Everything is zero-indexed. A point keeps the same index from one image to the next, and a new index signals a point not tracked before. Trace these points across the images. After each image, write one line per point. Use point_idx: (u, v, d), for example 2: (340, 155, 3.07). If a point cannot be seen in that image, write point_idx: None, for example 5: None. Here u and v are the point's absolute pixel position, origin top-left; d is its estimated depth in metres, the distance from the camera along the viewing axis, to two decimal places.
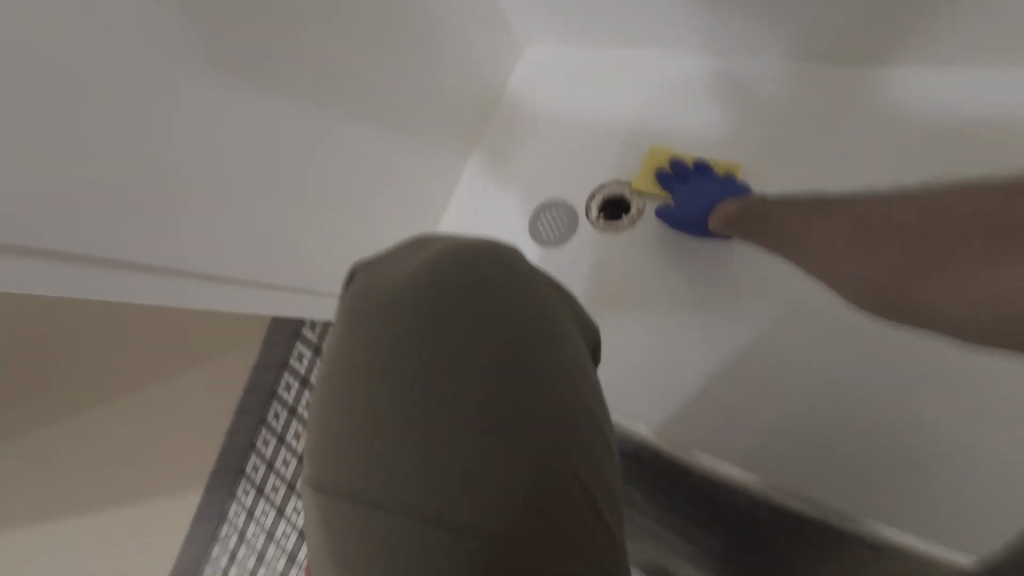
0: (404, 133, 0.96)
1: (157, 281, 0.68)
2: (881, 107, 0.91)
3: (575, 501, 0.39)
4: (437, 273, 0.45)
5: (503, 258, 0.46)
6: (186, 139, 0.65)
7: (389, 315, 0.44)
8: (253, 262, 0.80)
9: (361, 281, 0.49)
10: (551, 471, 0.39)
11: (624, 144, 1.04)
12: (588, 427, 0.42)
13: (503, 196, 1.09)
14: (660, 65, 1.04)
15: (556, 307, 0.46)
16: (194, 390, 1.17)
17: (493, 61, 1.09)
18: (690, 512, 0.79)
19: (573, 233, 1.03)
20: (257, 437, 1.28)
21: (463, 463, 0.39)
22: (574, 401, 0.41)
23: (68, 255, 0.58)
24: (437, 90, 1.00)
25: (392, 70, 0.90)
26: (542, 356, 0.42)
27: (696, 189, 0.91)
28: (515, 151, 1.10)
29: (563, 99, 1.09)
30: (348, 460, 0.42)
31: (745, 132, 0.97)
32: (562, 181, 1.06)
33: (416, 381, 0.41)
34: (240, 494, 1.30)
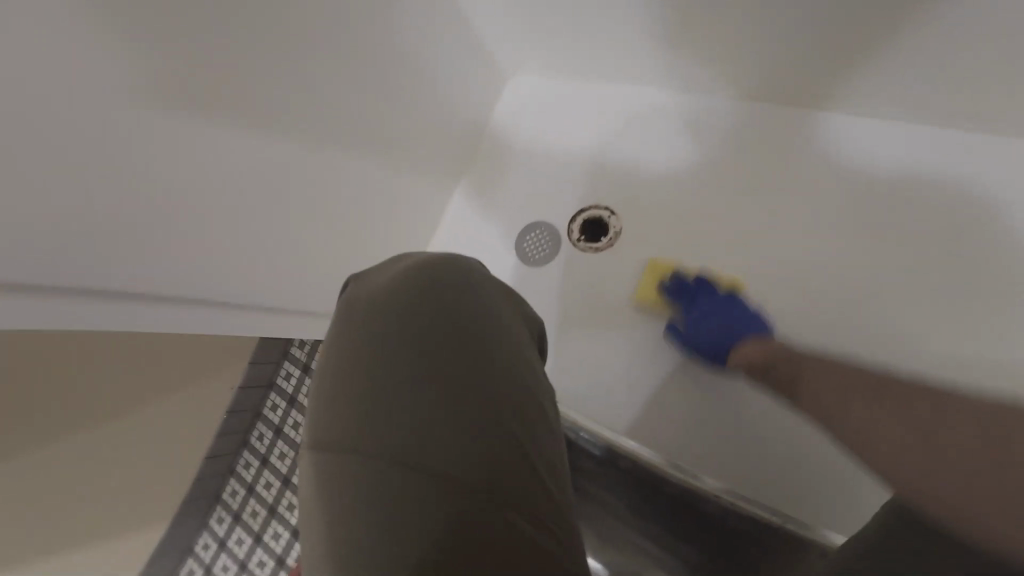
0: (399, 160, 1.04)
1: (156, 291, 0.70)
2: (822, 144, 1.03)
3: (534, 481, 0.44)
4: (415, 284, 0.50)
5: (471, 274, 0.53)
6: (191, 156, 0.68)
7: (372, 319, 0.48)
8: (255, 274, 0.84)
9: (346, 293, 0.53)
10: (512, 454, 0.44)
11: (602, 170, 1.13)
12: (542, 419, 0.48)
13: (490, 218, 1.16)
14: (633, 98, 1.15)
15: (519, 316, 0.54)
16: (186, 401, 1.18)
17: (481, 90, 1.17)
18: (659, 514, 0.86)
19: (557, 252, 1.11)
20: (237, 461, 1.28)
21: (439, 449, 0.43)
22: (536, 403, 0.48)
23: (76, 279, 0.60)
24: (431, 116, 1.07)
25: (388, 100, 0.97)
26: (510, 362, 0.48)
27: (704, 313, 0.93)
28: (502, 175, 1.18)
29: (546, 126, 1.18)
30: (332, 460, 0.43)
31: (710, 160, 1.08)
32: (546, 203, 1.14)
33: (400, 383, 0.45)
34: (213, 523, 1.26)
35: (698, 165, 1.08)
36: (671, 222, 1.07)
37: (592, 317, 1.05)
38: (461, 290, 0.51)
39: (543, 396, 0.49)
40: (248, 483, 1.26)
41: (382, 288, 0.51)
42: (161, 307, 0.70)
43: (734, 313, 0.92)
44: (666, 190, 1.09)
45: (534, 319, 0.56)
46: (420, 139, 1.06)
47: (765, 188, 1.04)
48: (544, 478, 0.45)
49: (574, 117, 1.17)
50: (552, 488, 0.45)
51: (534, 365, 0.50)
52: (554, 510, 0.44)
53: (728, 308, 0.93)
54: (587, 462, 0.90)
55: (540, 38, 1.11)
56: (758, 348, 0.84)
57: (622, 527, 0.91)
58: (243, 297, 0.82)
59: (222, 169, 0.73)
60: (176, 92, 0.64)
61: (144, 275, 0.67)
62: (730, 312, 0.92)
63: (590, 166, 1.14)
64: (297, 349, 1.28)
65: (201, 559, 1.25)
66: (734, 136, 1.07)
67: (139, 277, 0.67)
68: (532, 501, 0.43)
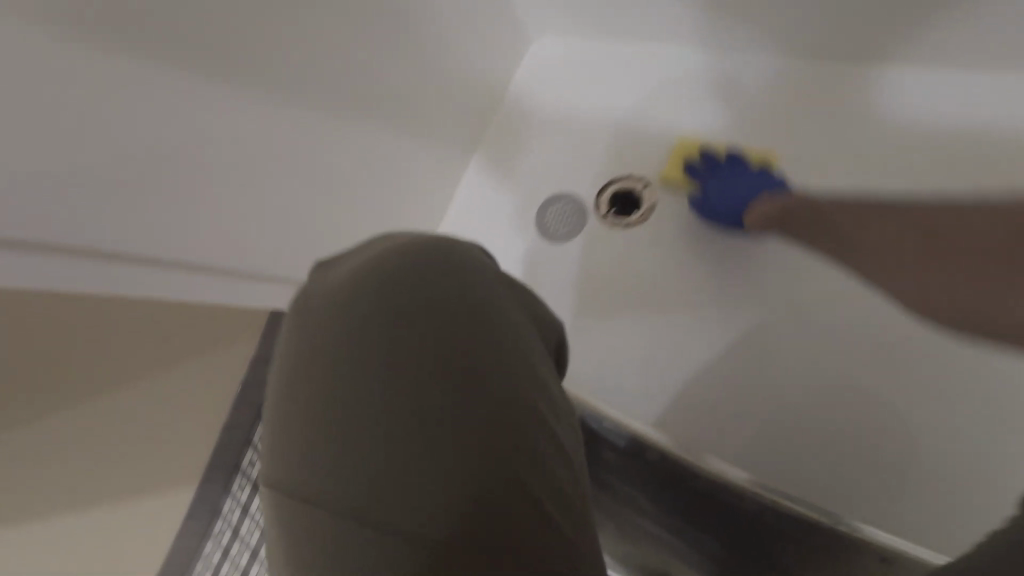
0: (418, 129, 0.95)
1: (168, 273, 0.64)
2: (888, 100, 0.95)
3: (536, 528, 0.34)
4: (381, 273, 0.39)
5: (455, 255, 0.41)
6: (201, 123, 0.62)
7: (328, 321, 0.38)
8: (264, 250, 0.76)
9: (305, 284, 0.43)
10: (507, 493, 0.35)
11: (632, 140, 1.04)
12: (550, 442, 0.37)
13: (507, 193, 1.06)
14: (668, 61, 1.05)
15: (523, 305, 0.42)
16: (196, 383, 1.06)
17: (504, 53, 1.06)
18: (680, 511, 0.78)
19: (582, 225, 1.01)
20: (253, 433, 1.14)
21: (411, 489, 0.34)
22: (538, 420, 0.37)
23: (60, 243, 0.52)
24: (453, 80, 0.98)
25: (411, 61, 0.89)
26: (503, 369, 0.37)
27: (731, 178, 0.91)
28: (523, 147, 1.07)
29: (575, 92, 1.07)
30: (286, 497, 0.36)
31: (751, 129, 0.99)
32: (573, 176, 1.04)
33: (360, 401, 0.36)
34: (234, 492, 1.15)
35: (736, 133, 0.99)
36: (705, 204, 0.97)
37: (624, 300, 0.95)
38: (438, 277, 0.39)
39: (549, 409, 0.38)
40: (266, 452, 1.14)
41: (342, 279, 0.40)
42: (159, 276, 0.62)
43: (761, 180, 0.88)
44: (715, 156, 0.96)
45: (541, 307, 0.44)
46: (441, 104, 0.97)
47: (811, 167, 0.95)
48: (551, 515, 0.35)
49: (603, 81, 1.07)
50: (562, 527, 0.35)
51: (537, 369, 0.38)
52: (566, 554, 0.34)
53: (758, 176, 0.89)
54: (608, 454, 0.82)
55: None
56: (775, 204, 0.80)
57: (649, 522, 0.82)
58: (247, 270, 0.74)
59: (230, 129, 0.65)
60: (172, 29, 0.55)
61: (141, 244, 0.60)
62: (755, 180, 0.89)
63: (618, 137, 1.04)
64: None
65: (217, 530, 1.15)
66: (772, 106, 0.99)
67: (136, 245, 0.59)
68: (533, 554, 0.34)
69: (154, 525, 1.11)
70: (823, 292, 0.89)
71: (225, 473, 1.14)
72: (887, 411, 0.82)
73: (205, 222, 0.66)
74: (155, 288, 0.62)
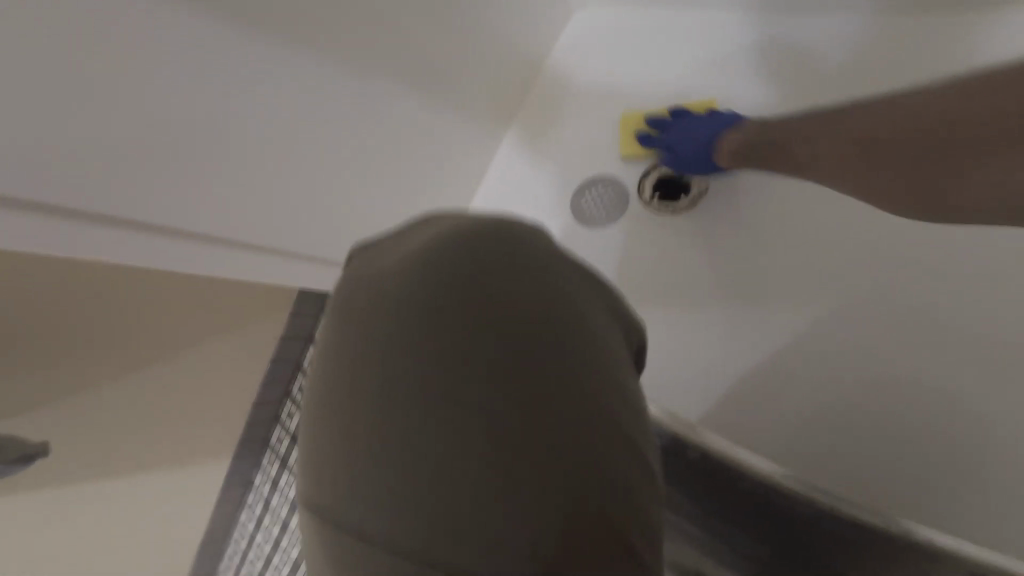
0: (456, 101, 0.91)
1: (183, 243, 0.62)
2: (967, 55, 0.85)
3: (597, 551, 0.29)
4: (420, 257, 0.36)
5: (500, 232, 0.35)
6: (223, 91, 0.58)
7: (370, 308, 0.36)
8: (290, 229, 0.75)
9: (350, 268, 0.42)
10: (560, 507, 0.29)
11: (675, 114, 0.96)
12: (612, 448, 0.31)
13: (542, 172, 1.01)
14: (720, 29, 0.96)
15: (582, 286, 0.35)
16: (221, 367, 1.03)
17: (544, 23, 1.00)
18: (716, 507, 0.73)
19: (623, 210, 0.96)
20: (282, 411, 1.14)
21: (456, 493, 0.31)
22: (596, 426, 0.31)
23: (66, 213, 0.50)
24: (490, 50, 0.92)
25: (454, 29, 0.83)
26: (554, 367, 0.31)
27: (687, 126, 0.90)
28: (562, 124, 1.02)
29: (616, 65, 1.01)
30: (331, 496, 0.35)
31: (807, 96, 0.91)
32: (612, 154, 0.99)
33: (399, 401, 0.33)
34: (264, 465, 1.17)
35: (796, 102, 0.91)
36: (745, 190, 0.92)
37: (665, 287, 0.91)
38: (479, 263, 0.34)
39: (618, 412, 0.31)
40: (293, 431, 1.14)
41: (383, 263, 0.38)
42: (175, 249, 0.61)
43: (710, 118, 0.89)
44: None
45: (605, 290, 0.36)
46: (478, 77, 0.92)
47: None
48: (619, 536, 0.29)
49: (647, 50, 1.00)
50: (633, 552, 0.29)
51: (599, 367, 0.32)
52: None
53: (704, 116, 0.90)
54: None
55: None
56: (741, 136, 0.83)
57: (682, 515, 0.77)
58: (263, 244, 0.72)
59: (251, 99, 0.61)
60: None
61: (152, 218, 0.57)
62: (705, 121, 0.89)
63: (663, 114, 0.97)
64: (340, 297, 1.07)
65: (254, 500, 1.19)
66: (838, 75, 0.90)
67: (147, 221, 0.57)
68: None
69: (184, 502, 1.12)
70: (875, 277, 0.85)
71: (253, 448, 1.15)
72: (934, 397, 0.79)
73: (221, 197, 0.63)
74: (173, 261, 0.61)
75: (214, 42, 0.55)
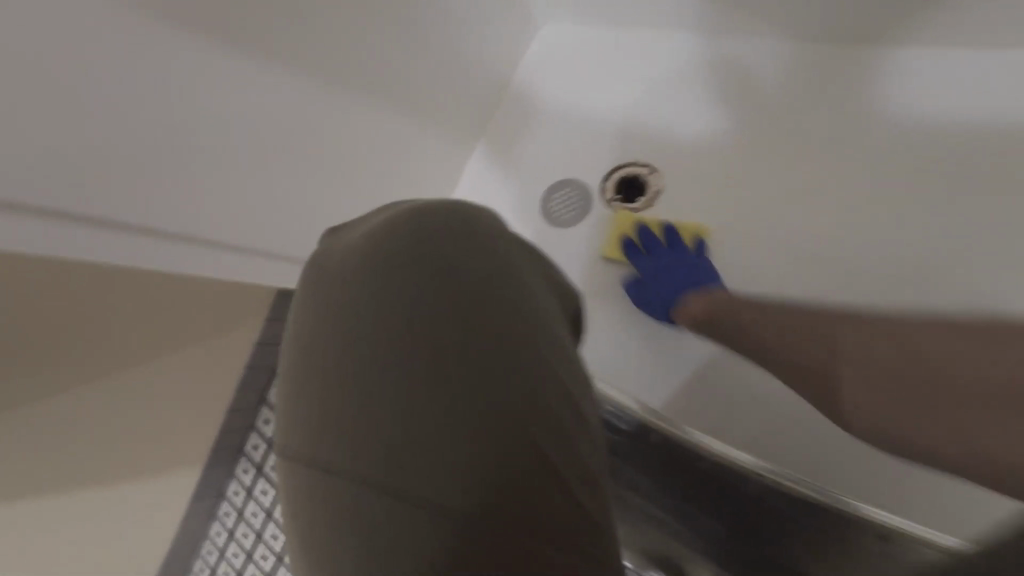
0: (424, 111, 0.93)
1: (159, 244, 0.60)
2: (909, 78, 0.89)
3: (551, 491, 0.33)
4: (392, 238, 0.39)
5: (464, 218, 0.39)
6: (193, 94, 0.58)
7: (347, 282, 0.38)
8: (263, 228, 0.73)
9: (320, 250, 0.43)
10: (518, 455, 0.33)
11: (636, 125, 1.00)
12: (564, 403, 0.35)
13: (510, 180, 1.04)
14: (671, 46, 1.00)
15: (538, 269, 0.40)
16: (187, 376, 0.99)
17: (510, 42, 1.04)
18: (688, 493, 0.75)
19: (586, 215, 0.99)
20: (257, 417, 1.11)
21: (429, 444, 0.33)
22: (554, 384, 0.35)
23: (49, 207, 0.50)
24: (458, 68, 0.95)
25: (420, 40, 0.86)
26: (514, 329, 0.35)
27: (663, 267, 0.87)
28: (527, 143, 1.05)
29: (576, 83, 1.04)
30: (305, 465, 0.37)
31: (767, 109, 0.93)
32: (580, 161, 1.01)
33: (365, 372, 0.35)
34: (237, 475, 1.13)
35: (747, 110, 0.94)
36: (725, 193, 0.93)
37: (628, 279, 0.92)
38: (443, 243, 0.38)
39: (566, 371, 0.36)
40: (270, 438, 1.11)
41: (356, 244, 0.40)
42: (162, 248, 0.61)
43: (690, 268, 0.86)
44: (723, 150, 0.94)
45: (556, 275, 0.42)
46: (446, 90, 0.95)
47: (835, 143, 0.89)
48: (564, 478, 0.33)
49: (607, 67, 1.03)
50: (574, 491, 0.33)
51: (542, 331, 0.36)
52: (579, 519, 0.33)
53: (682, 261, 0.87)
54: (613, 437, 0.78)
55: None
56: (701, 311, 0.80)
57: (653, 505, 0.76)
58: (249, 243, 0.72)
59: (226, 95, 0.62)
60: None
61: (137, 213, 0.57)
62: (686, 269, 0.86)
63: (626, 131, 1.00)
64: None
65: (226, 513, 1.14)
66: (791, 86, 0.93)
67: (132, 216, 0.57)
68: (547, 514, 0.32)
69: (153, 517, 1.07)
70: (853, 274, 0.84)
71: (227, 456, 1.12)
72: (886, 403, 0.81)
73: (194, 197, 0.62)
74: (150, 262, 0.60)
75: (192, 39, 0.56)
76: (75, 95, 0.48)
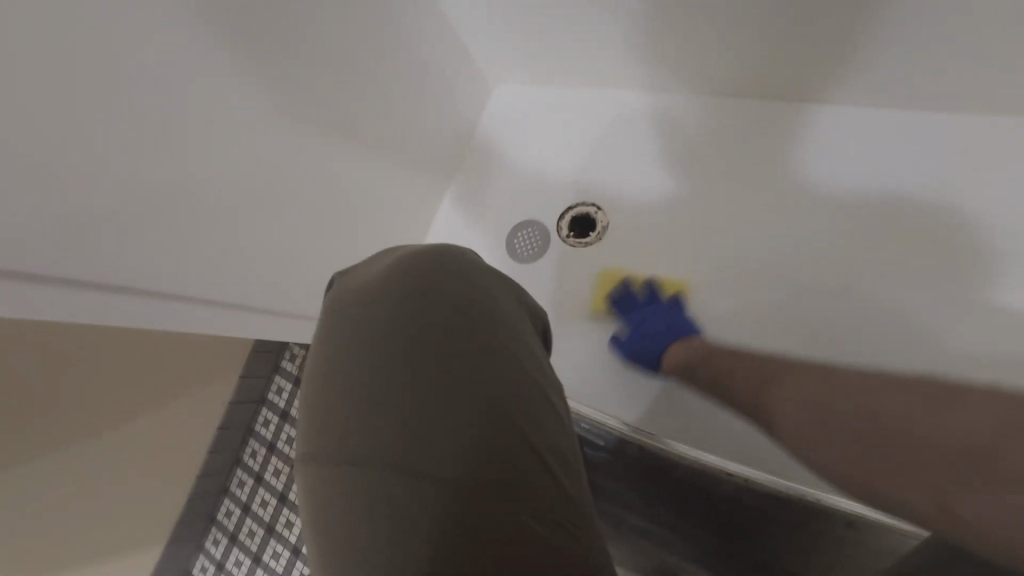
0: (399, 164, 0.91)
1: (151, 303, 0.58)
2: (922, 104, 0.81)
3: (539, 478, 0.36)
4: (398, 268, 0.43)
5: (455, 252, 0.45)
6: (188, 143, 0.58)
7: (359, 305, 0.41)
8: (250, 273, 0.71)
9: (332, 286, 0.46)
10: (510, 447, 0.37)
11: (603, 162, 0.95)
12: (543, 405, 0.39)
13: (478, 226, 1.00)
14: (622, 98, 0.95)
15: (516, 294, 0.45)
16: (163, 429, 0.96)
17: (469, 98, 1.01)
18: (676, 501, 0.70)
19: (547, 249, 0.94)
20: (231, 480, 1.07)
21: (436, 446, 0.35)
22: (536, 388, 0.40)
23: (57, 273, 0.49)
24: (430, 124, 0.94)
25: (389, 98, 0.85)
26: (501, 341, 0.40)
27: (644, 319, 0.81)
28: (491, 187, 1.01)
29: (534, 137, 1.00)
30: (317, 494, 0.36)
31: (747, 138, 0.88)
32: (546, 201, 0.97)
33: (373, 385, 0.37)
34: (207, 547, 1.06)
35: (724, 139, 0.88)
36: (695, 221, 0.87)
37: (600, 308, 0.88)
38: (441, 271, 0.42)
39: (542, 378, 0.41)
40: (243, 502, 1.06)
41: (364, 277, 0.44)
42: (151, 305, 0.58)
43: (674, 316, 0.81)
44: (706, 179, 0.88)
45: (529, 299, 0.47)
46: (419, 144, 0.93)
47: (821, 159, 0.84)
48: (557, 475, 0.37)
49: (564, 115, 0.99)
50: (566, 487, 0.37)
51: (523, 346, 0.41)
52: (564, 504, 0.36)
53: (668, 313, 0.81)
54: (591, 455, 0.73)
55: (529, 45, 0.93)
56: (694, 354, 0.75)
57: (637, 518, 0.73)
58: (234, 294, 0.69)
59: (237, 154, 0.64)
60: (169, 43, 0.53)
61: (132, 278, 0.56)
62: (670, 316, 0.81)
63: (590, 173, 0.95)
64: (292, 357, 1.08)
65: None
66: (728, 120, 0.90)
67: (130, 285, 0.56)
68: (538, 499, 0.36)
69: None
70: (871, 289, 0.77)
71: (197, 526, 1.05)
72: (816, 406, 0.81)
73: (183, 247, 0.60)
74: (135, 317, 0.57)
75: (192, 84, 0.57)
76: (77, 139, 0.47)
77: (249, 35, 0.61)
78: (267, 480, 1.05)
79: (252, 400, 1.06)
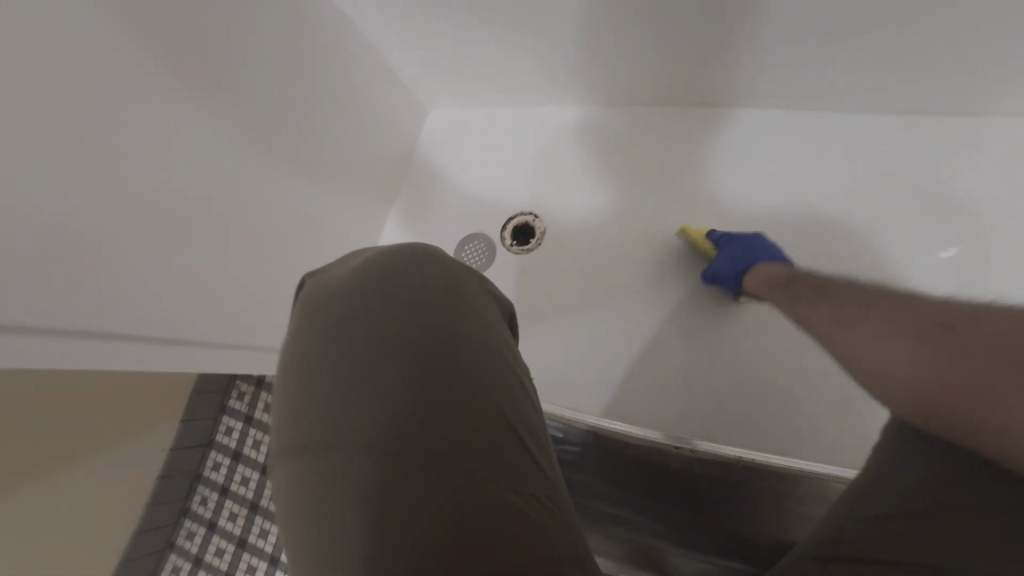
0: (348, 185, 0.90)
1: (142, 321, 0.56)
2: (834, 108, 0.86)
3: (516, 454, 0.38)
4: (370, 266, 0.43)
5: (426, 252, 0.45)
6: (172, 156, 0.57)
7: (333, 302, 0.41)
8: (234, 291, 0.68)
9: (304, 288, 0.45)
10: (488, 425, 0.38)
11: (541, 171, 0.98)
12: (517, 387, 0.41)
13: (426, 240, 1.00)
14: (552, 117, 1.00)
15: (487, 287, 0.47)
16: (136, 477, 0.89)
17: (405, 121, 1.02)
18: (645, 484, 0.72)
19: (495, 256, 0.96)
20: (178, 533, 0.97)
21: (416, 429, 0.36)
22: (510, 372, 0.41)
23: (43, 288, 0.46)
24: (371, 144, 0.93)
25: (338, 120, 0.84)
26: (476, 329, 0.41)
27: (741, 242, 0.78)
28: (439, 201, 1.03)
29: (473, 155, 1.03)
30: (296, 488, 0.35)
31: (674, 145, 0.92)
32: (492, 212, 0.99)
33: (351, 379, 0.37)
34: None
35: (652, 146, 0.93)
36: (639, 221, 0.91)
37: (556, 309, 0.89)
38: (414, 267, 0.43)
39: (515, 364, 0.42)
40: (194, 556, 0.96)
41: (336, 276, 0.44)
42: (139, 323, 0.56)
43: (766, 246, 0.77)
44: (638, 184, 0.93)
45: (500, 293, 0.49)
46: (362, 165, 0.92)
47: (732, 171, 0.89)
48: (537, 458, 0.39)
49: (498, 132, 1.03)
50: (542, 464, 0.39)
51: (497, 335, 0.42)
52: (539, 478, 0.38)
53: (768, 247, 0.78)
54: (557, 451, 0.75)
55: (466, 73, 0.96)
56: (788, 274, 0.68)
57: (608, 504, 0.74)
58: (212, 314, 0.66)
59: (213, 169, 0.63)
60: (151, 60, 0.53)
61: (113, 298, 0.53)
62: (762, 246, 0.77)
63: (533, 185, 0.98)
64: (239, 395, 1.02)
65: None
66: (651, 131, 0.94)
67: (110, 305, 0.53)
68: (517, 472, 0.37)
69: None
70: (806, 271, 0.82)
71: None
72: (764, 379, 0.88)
73: (172, 264, 0.59)
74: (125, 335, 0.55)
75: (170, 97, 0.56)
76: (69, 152, 0.46)
77: (217, 53, 0.61)
78: (221, 527, 0.96)
79: (199, 443, 0.99)
